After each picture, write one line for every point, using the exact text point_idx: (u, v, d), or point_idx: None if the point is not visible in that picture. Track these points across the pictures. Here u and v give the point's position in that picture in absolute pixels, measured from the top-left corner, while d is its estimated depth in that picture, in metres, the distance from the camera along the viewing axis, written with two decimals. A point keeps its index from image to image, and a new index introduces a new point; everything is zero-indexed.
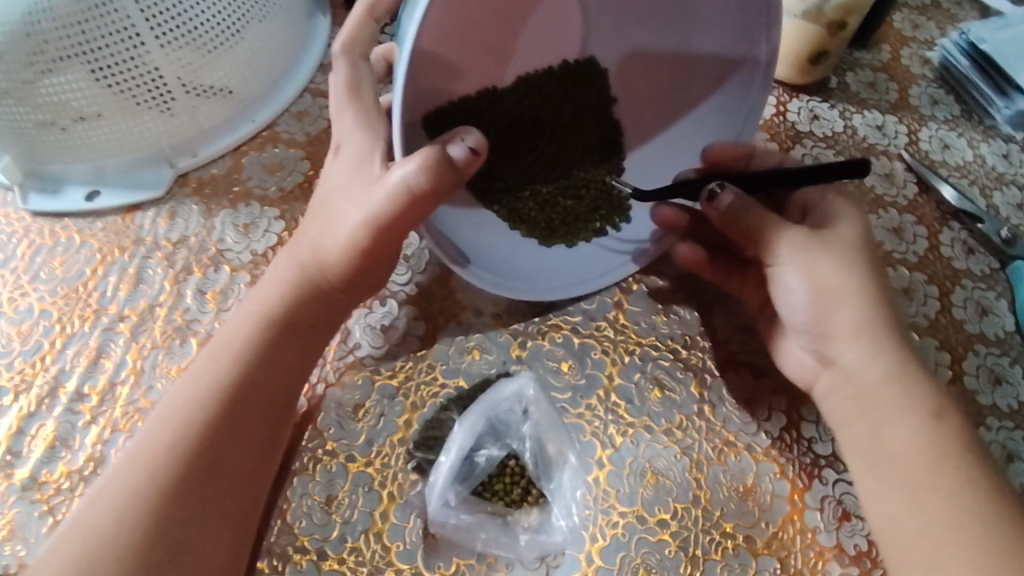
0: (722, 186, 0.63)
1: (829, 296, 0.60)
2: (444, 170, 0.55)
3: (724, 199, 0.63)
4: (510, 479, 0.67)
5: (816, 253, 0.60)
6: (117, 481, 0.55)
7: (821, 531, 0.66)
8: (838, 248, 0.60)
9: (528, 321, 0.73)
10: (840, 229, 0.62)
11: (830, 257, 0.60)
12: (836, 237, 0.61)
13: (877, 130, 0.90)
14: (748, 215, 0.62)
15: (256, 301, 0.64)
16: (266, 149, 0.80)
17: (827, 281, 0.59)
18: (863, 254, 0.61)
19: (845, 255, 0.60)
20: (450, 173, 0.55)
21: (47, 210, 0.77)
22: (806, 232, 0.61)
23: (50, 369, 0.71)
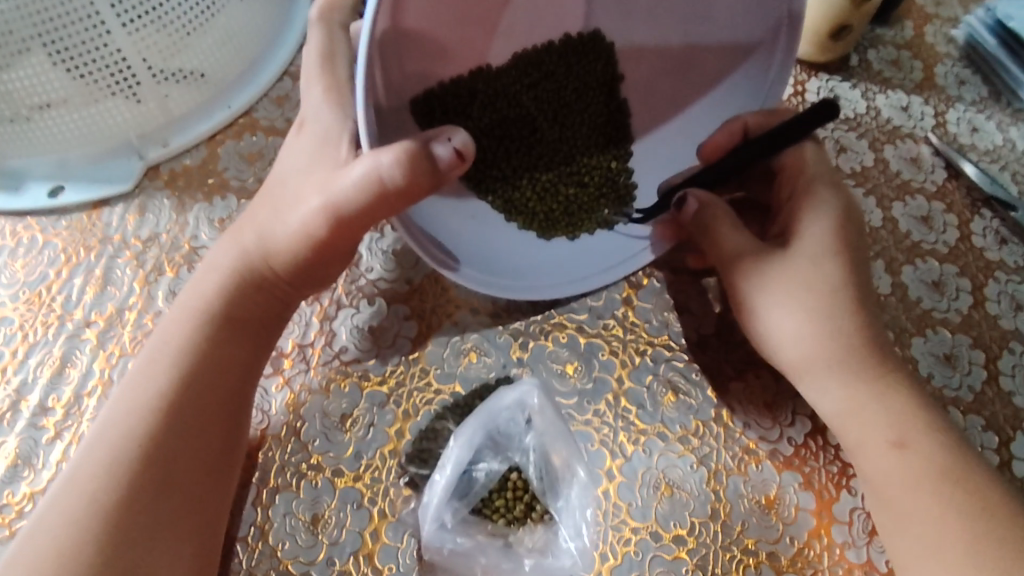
0: (684, 197, 0.64)
1: (766, 328, 0.63)
2: (415, 155, 0.49)
3: (689, 207, 0.64)
4: (513, 495, 0.60)
5: (754, 287, 0.62)
6: (57, 508, 0.49)
7: (850, 546, 0.61)
8: (786, 278, 0.61)
9: (530, 320, 0.67)
10: (792, 258, 0.61)
11: (774, 288, 0.61)
12: (789, 266, 0.61)
13: (902, 112, 0.85)
14: (706, 235, 0.64)
15: (197, 295, 0.58)
16: (244, 138, 0.74)
17: (766, 309, 0.62)
18: (823, 287, 0.60)
19: (797, 297, 0.60)
20: (421, 158, 0.49)
21: (7, 208, 0.71)
22: (755, 257, 0.62)
23: (12, 381, 0.65)
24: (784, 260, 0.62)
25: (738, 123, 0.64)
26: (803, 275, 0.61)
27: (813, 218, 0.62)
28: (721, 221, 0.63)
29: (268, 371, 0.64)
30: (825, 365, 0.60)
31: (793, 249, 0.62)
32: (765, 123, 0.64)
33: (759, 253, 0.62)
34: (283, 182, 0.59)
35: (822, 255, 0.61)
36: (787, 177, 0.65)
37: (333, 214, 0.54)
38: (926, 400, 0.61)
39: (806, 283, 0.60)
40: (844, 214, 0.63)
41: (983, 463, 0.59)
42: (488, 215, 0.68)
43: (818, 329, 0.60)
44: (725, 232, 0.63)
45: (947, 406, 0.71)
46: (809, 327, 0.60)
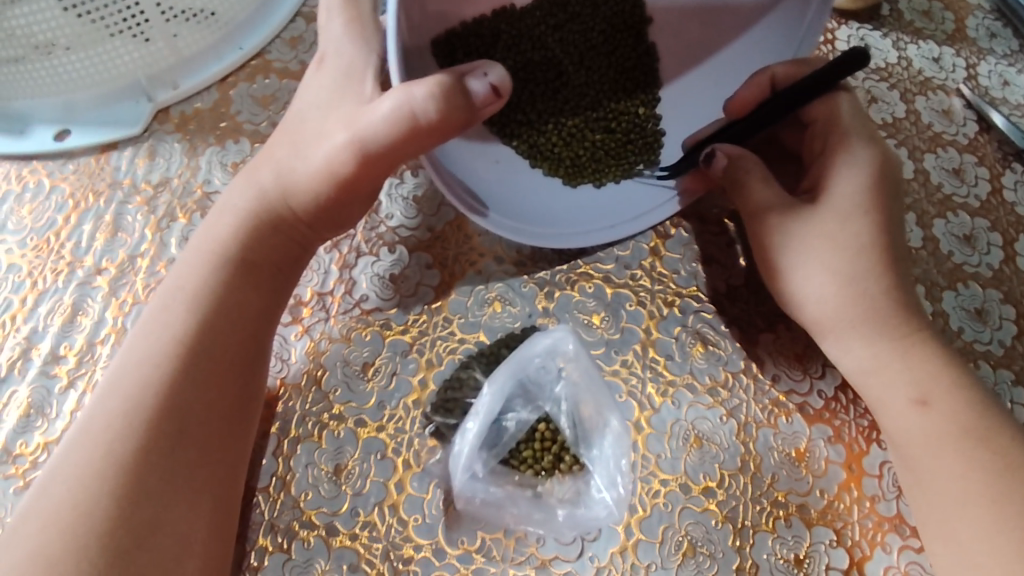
0: (712, 153, 0.61)
1: (791, 286, 0.61)
2: (451, 91, 0.47)
3: (718, 163, 0.61)
4: (541, 446, 0.58)
5: (783, 245, 0.60)
6: (71, 459, 0.48)
7: (881, 499, 0.60)
8: (810, 236, 0.59)
9: (555, 270, 0.65)
10: (817, 214, 0.59)
11: (800, 246, 0.60)
12: (815, 223, 0.59)
13: (934, 63, 0.82)
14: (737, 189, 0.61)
15: (211, 238, 0.56)
16: (256, 80, 0.72)
17: (789, 267, 0.60)
18: (852, 247, 0.59)
19: (826, 256, 0.59)
20: (457, 94, 0.47)
21: (12, 152, 0.69)
22: (782, 214, 0.60)
23: (22, 329, 0.63)
24: (810, 216, 0.60)
25: (766, 74, 0.61)
26: (829, 232, 0.59)
27: (842, 174, 0.60)
28: (750, 174, 0.60)
29: (287, 320, 0.62)
30: (849, 327, 0.59)
31: (820, 206, 0.60)
32: (795, 71, 0.61)
33: (786, 209, 0.60)
34: (302, 120, 0.57)
35: (851, 212, 0.59)
36: (819, 130, 0.62)
37: (359, 150, 0.52)
38: (957, 356, 0.60)
39: (831, 241, 0.59)
40: (877, 170, 0.60)
41: (1014, 420, 0.58)
42: (511, 161, 0.66)
43: (843, 289, 0.58)
44: (754, 186, 0.60)
45: (977, 361, 0.70)
46: (833, 287, 0.59)
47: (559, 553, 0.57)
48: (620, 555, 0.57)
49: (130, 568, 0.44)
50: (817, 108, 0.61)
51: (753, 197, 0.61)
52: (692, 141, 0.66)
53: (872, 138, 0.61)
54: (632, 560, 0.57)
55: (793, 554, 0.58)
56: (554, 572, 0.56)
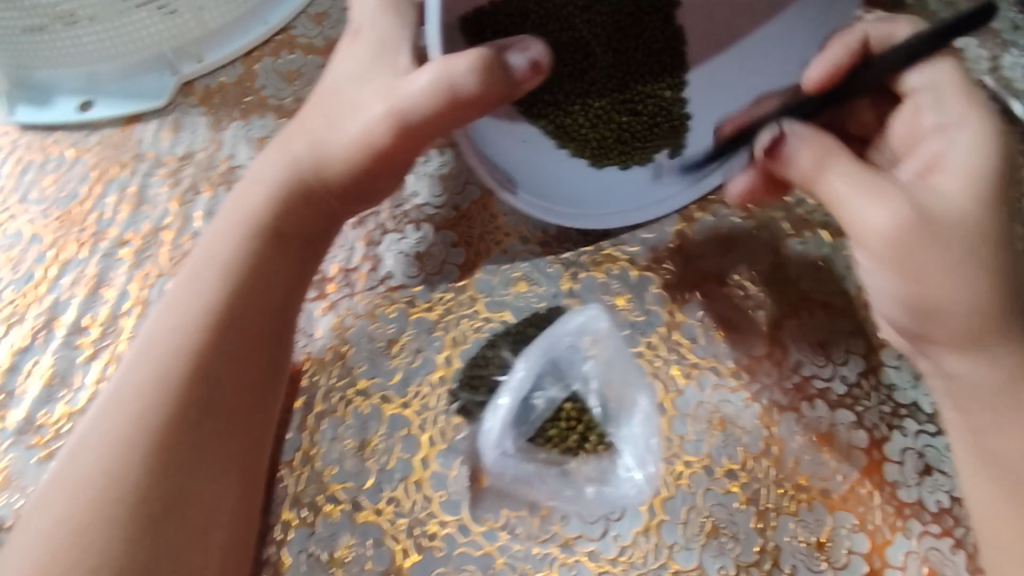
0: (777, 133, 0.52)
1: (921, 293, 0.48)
2: (494, 67, 0.48)
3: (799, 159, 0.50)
4: (567, 425, 0.61)
5: (920, 242, 0.47)
6: (100, 426, 0.47)
7: (901, 485, 0.59)
8: (945, 230, 0.47)
9: (580, 251, 0.65)
10: (942, 197, 0.48)
11: (935, 244, 0.47)
12: (946, 211, 0.48)
13: (959, 53, 0.79)
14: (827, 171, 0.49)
15: (241, 208, 0.55)
16: (282, 56, 0.71)
17: (916, 274, 0.48)
18: (983, 236, 0.48)
19: (958, 252, 0.47)
20: (499, 70, 0.48)
21: (37, 122, 0.68)
22: (905, 203, 0.47)
23: (46, 299, 0.63)
24: (936, 203, 0.48)
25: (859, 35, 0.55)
26: (962, 221, 0.47)
27: (954, 143, 0.51)
28: (837, 158, 0.49)
29: (312, 296, 0.62)
30: (970, 345, 0.49)
31: (942, 188, 0.49)
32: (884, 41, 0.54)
33: (906, 197, 0.48)
34: (335, 91, 0.57)
35: (980, 192, 0.48)
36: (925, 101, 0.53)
37: (398, 121, 0.52)
38: None
39: (966, 234, 0.47)
40: (1000, 142, 0.50)
41: None
42: (539, 140, 0.64)
43: (981, 294, 0.48)
44: (846, 174, 0.49)
45: None
46: (968, 292, 0.47)
47: (583, 532, 0.57)
48: (643, 535, 0.57)
49: (162, 535, 0.45)
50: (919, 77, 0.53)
51: (847, 187, 0.49)
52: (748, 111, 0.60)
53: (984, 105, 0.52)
54: (656, 540, 0.57)
55: (815, 538, 0.57)
56: (578, 551, 0.56)
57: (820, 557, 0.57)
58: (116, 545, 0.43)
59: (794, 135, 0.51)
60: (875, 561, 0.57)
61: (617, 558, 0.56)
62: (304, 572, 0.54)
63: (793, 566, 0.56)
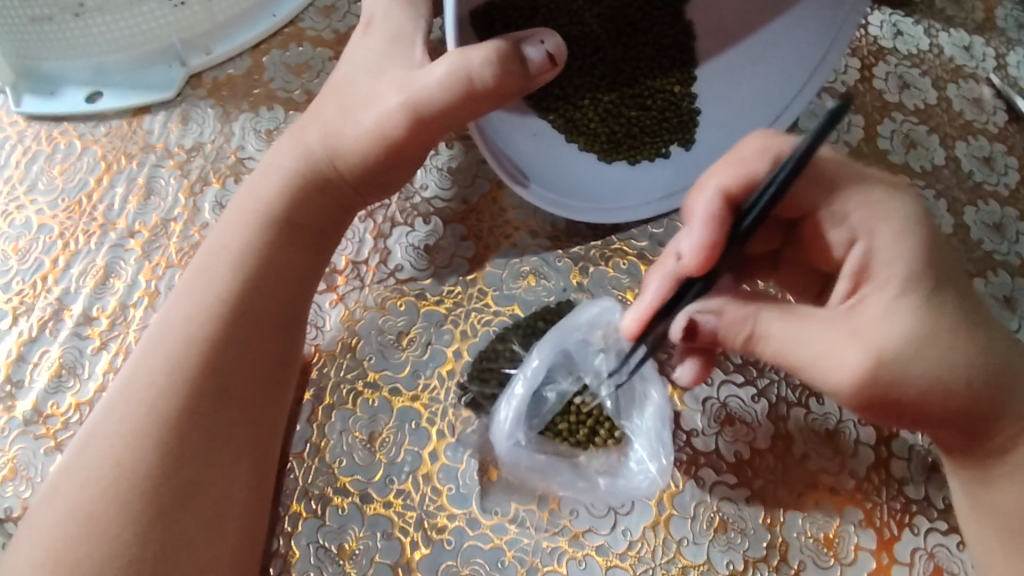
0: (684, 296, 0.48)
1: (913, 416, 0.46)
2: (511, 59, 0.49)
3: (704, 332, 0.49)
4: (576, 418, 0.59)
5: (895, 390, 0.44)
6: (115, 414, 0.47)
7: (909, 482, 0.59)
8: (907, 355, 0.44)
9: (590, 245, 0.64)
10: (885, 320, 0.44)
11: (903, 372, 0.44)
12: (898, 332, 0.44)
13: (965, 52, 0.77)
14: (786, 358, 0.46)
15: (254, 198, 0.55)
16: (290, 48, 0.70)
17: (900, 399, 0.45)
18: (945, 335, 0.44)
19: (935, 367, 0.44)
20: (515, 63, 0.49)
21: (45, 113, 0.68)
22: (858, 349, 0.44)
23: (53, 290, 0.63)
24: (880, 336, 0.44)
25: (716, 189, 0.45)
26: (913, 336, 0.44)
27: (876, 247, 0.44)
28: (766, 316, 0.46)
29: (322, 288, 0.62)
30: (975, 418, 0.47)
31: (882, 303, 0.44)
32: (745, 183, 0.45)
33: (855, 343, 0.44)
34: (351, 82, 0.57)
35: (914, 300, 0.44)
36: (830, 214, 0.46)
37: (413, 112, 0.53)
38: None
39: (921, 346, 0.44)
40: (920, 219, 0.45)
41: None
42: (548, 135, 0.63)
43: (963, 381, 0.45)
44: (781, 330, 0.46)
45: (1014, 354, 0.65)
46: (950, 386, 0.45)
47: (592, 525, 0.57)
48: (652, 529, 0.57)
49: (175, 524, 0.45)
50: (806, 186, 0.46)
51: (799, 348, 0.45)
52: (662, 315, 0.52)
53: (888, 188, 0.46)
54: (664, 535, 0.57)
55: (822, 534, 0.57)
56: (587, 545, 0.56)
57: (827, 553, 0.57)
58: (127, 533, 0.44)
59: (706, 309, 0.48)
60: (883, 556, 0.57)
61: (625, 552, 0.56)
62: (314, 564, 0.54)
63: (800, 562, 0.57)
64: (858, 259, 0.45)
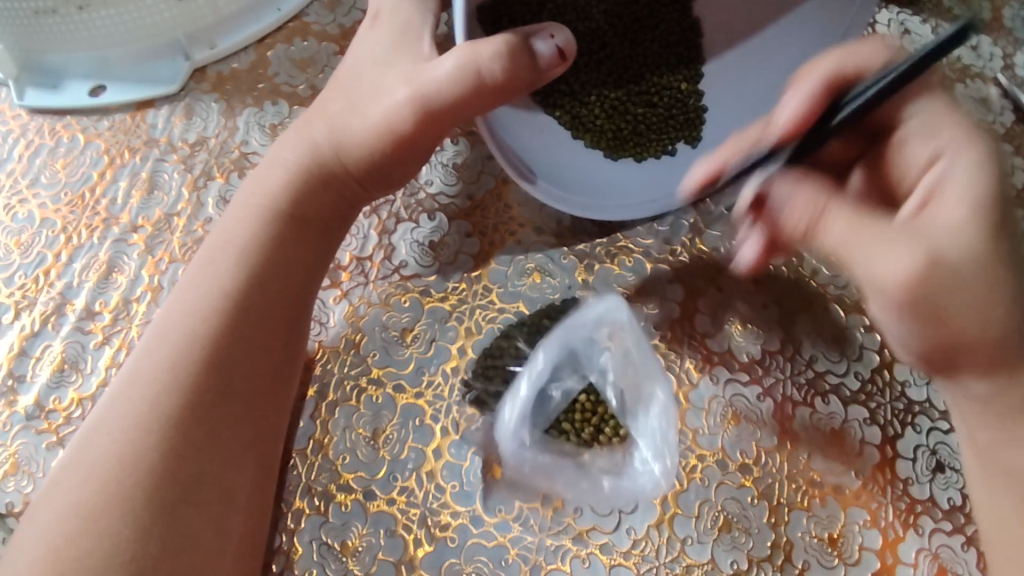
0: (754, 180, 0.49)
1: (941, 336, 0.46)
2: (520, 52, 0.48)
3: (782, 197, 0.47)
4: (581, 416, 0.59)
5: (945, 301, 0.43)
6: (117, 410, 0.47)
7: (914, 482, 0.58)
8: (962, 268, 0.43)
9: (595, 243, 0.64)
10: (953, 232, 0.44)
11: (952, 284, 0.43)
12: (957, 247, 0.43)
13: (971, 50, 0.76)
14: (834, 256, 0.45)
15: (259, 192, 0.55)
16: (294, 42, 0.70)
17: (939, 316, 0.44)
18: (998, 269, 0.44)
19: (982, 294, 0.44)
20: (525, 56, 0.48)
21: (47, 106, 0.68)
22: (917, 247, 0.43)
23: (55, 285, 0.63)
24: (946, 244, 0.43)
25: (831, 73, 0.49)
26: (975, 253, 0.43)
27: (946, 173, 0.46)
28: (835, 208, 0.45)
29: (326, 284, 0.62)
30: (996, 365, 0.47)
31: (949, 220, 0.44)
32: (855, 74, 0.49)
33: (917, 241, 0.43)
34: (357, 76, 0.57)
35: (981, 224, 0.44)
36: (915, 128, 0.48)
37: (421, 106, 0.52)
38: None
39: (978, 269, 0.43)
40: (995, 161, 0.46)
41: None
42: (556, 131, 0.63)
43: (1001, 318, 0.45)
44: (846, 224, 0.44)
45: None
46: (989, 320, 0.44)
47: (596, 524, 0.57)
48: (657, 528, 0.56)
49: (177, 521, 0.45)
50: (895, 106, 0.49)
51: (854, 237, 0.44)
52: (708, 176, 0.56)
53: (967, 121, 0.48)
54: (668, 534, 0.56)
55: (827, 533, 0.57)
56: (590, 543, 0.56)
57: (832, 552, 0.57)
58: (129, 530, 0.43)
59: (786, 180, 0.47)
60: (887, 556, 0.57)
61: (629, 551, 0.56)
62: (317, 561, 0.54)
63: (805, 562, 0.57)
64: (934, 180, 0.47)
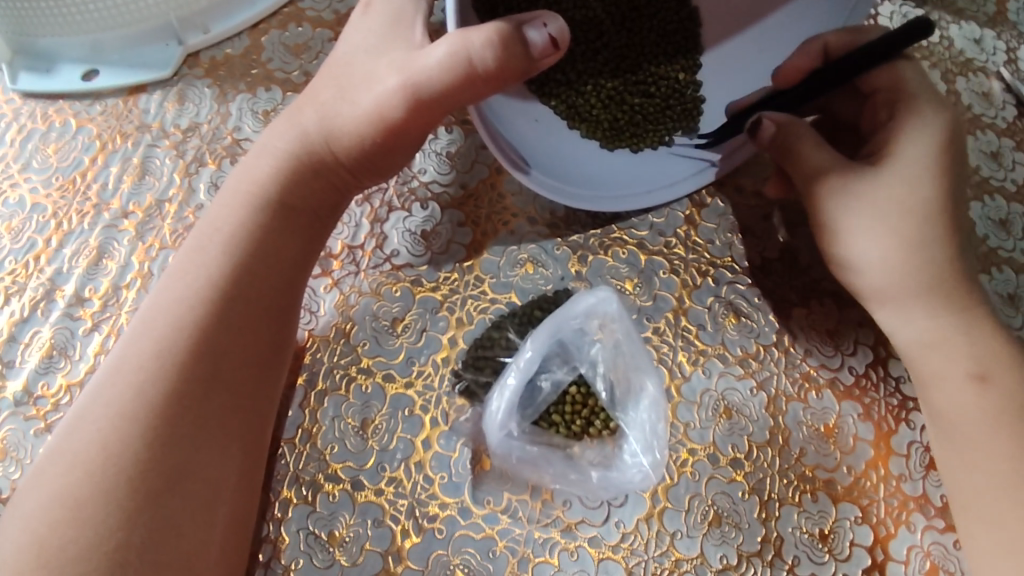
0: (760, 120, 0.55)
1: (848, 254, 0.55)
2: (513, 40, 0.48)
3: (767, 129, 0.55)
4: (572, 409, 0.58)
5: (853, 219, 0.54)
6: (100, 400, 0.47)
7: (907, 479, 0.58)
8: (880, 200, 0.53)
9: (589, 234, 0.63)
10: (885, 176, 0.54)
11: (867, 208, 0.54)
12: (877, 183, 0.54)
13: (975, 44, 0.73)
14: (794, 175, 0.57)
15: (249, 179, 0.55)
16: (289, 28, 0.69)
17: (843, 232, 0.55)
18: (912, 215, 0.53)
19: (888, 226, 0.53)
20: (518, 44, 0.48)
21: (40, 90, 0.67)
22: (847, 175, 0.54)
23: (45, 270, 0.62)
24: (872, 181, 0.54)
25: (817, 43, 0.57)
26: (895, 193, 0.53)
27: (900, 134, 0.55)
28: (805, 132, 0.55)
29: (317, 272, 0.62)
30: (904, 297, 0.54)
31: (885, 166, 0.54)
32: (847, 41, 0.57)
33: (854, 169, 0.54)
34: (348, 63, 0.56)
35: (915, 176, 0.53)
36: (883, 99, 0.57)
37: (412, 94, 0.52)
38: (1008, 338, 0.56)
39: (895, 208, 0.53)
40: (948, 134, 0.55)
41: None
42: (551, 122, 0.62)
43: (905, 250, 0.53)
44: (808, 142, 0.55)
45: None
46: (894, 251, 0.53)
47: (585, 517, 0.56)
48: (646, 521, 0.56)
49: (161, 510, 0.44)
50: (881, 75, 0.56)
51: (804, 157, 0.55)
52: (737, 107, 0.61)
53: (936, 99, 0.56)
54: (658, 527, 0.56)
55: (818, 529, 0.57)
56: (579, 536, 0.56)
57: (822, 548, 0.56)
58: (112, 520, 0.43)
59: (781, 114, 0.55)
60: (878, 553, 0.56)
61: (618, 544, 0.56)
62: (304, 550, 0.54)
63: (795, 557, 0.56)
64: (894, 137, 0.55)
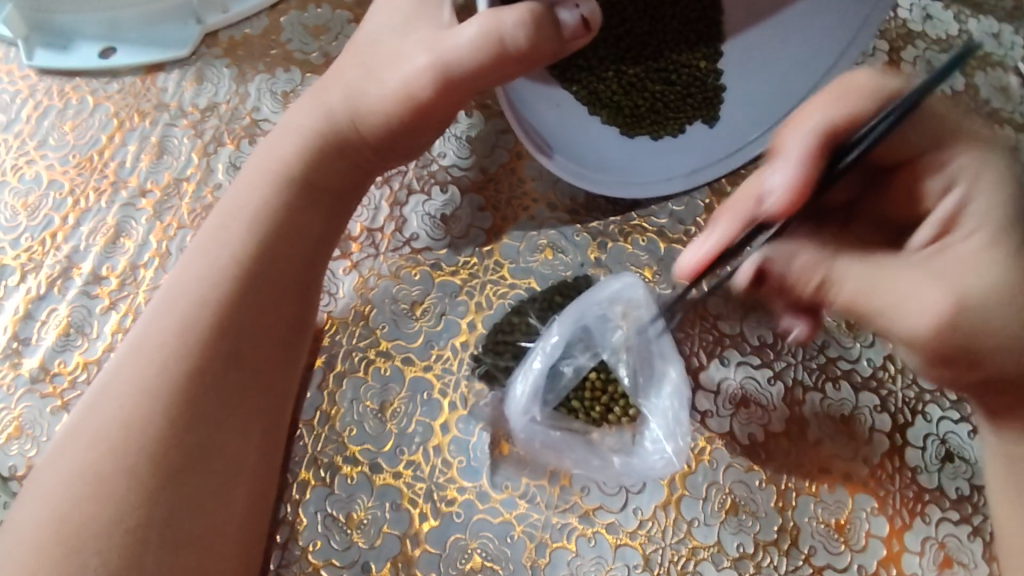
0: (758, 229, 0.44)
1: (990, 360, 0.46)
2: (545, 21, 0.47)
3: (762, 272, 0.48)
4: (592, 394, 0.58)
5: (978, 342, 0.45)
6: (122, 377, 0.46)
7: (922, 470, 0.58)
8: (985, 308, 0.44)
9: (608, 220, 0.63)
10: (975, 267, 0.44)
11: (969, 328, 0.44)
12: (976, 291, 0.44)
13: (993, 39, 0.71)
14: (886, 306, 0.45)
15: (272, 158, 0.54)
16: (309, 9, 0.68)
17: (973, 348, 0.45)
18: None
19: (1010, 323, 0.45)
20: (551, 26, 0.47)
21: (57, 67, 0.67)
22: (937, 291, 0.44)
23: (62, 248, 0.62)
24: (970, 292, 0.44)
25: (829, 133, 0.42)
26: (990, 292, 0.44)
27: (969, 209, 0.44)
28: (840, 267, 0.45)
29: (336, 254, 0.61)
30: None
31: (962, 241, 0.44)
32: (848, 124, 0.42)
33: (937, 285, 0.44)
34: (376, 42, 0.56)
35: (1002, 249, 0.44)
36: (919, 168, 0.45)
37: (441, 74, 0.52)
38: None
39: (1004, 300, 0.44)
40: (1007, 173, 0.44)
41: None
42: (574, 107, 0.61)
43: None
44: (854, 283, 0.45)
45: None
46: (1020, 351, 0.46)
47: (603, 503, 0.56)
48: (663, 509, 0.56)
49: (182, 488, 0.44)
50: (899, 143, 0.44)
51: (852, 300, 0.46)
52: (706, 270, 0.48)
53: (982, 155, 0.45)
54: (675, 515, 0.56)
55: (834, 519, 0.57)
56: (597, 522, 0.56)
57: (838, 538, 0.56)
58: (134, 497, 0.43)
59: (779, 253, 0.47)
60: (893, 544, 0.56)
61: (636, 531, 0.56)
62: (321, 532, 0.54)
63: (811, 547, 0.56)
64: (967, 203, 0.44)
